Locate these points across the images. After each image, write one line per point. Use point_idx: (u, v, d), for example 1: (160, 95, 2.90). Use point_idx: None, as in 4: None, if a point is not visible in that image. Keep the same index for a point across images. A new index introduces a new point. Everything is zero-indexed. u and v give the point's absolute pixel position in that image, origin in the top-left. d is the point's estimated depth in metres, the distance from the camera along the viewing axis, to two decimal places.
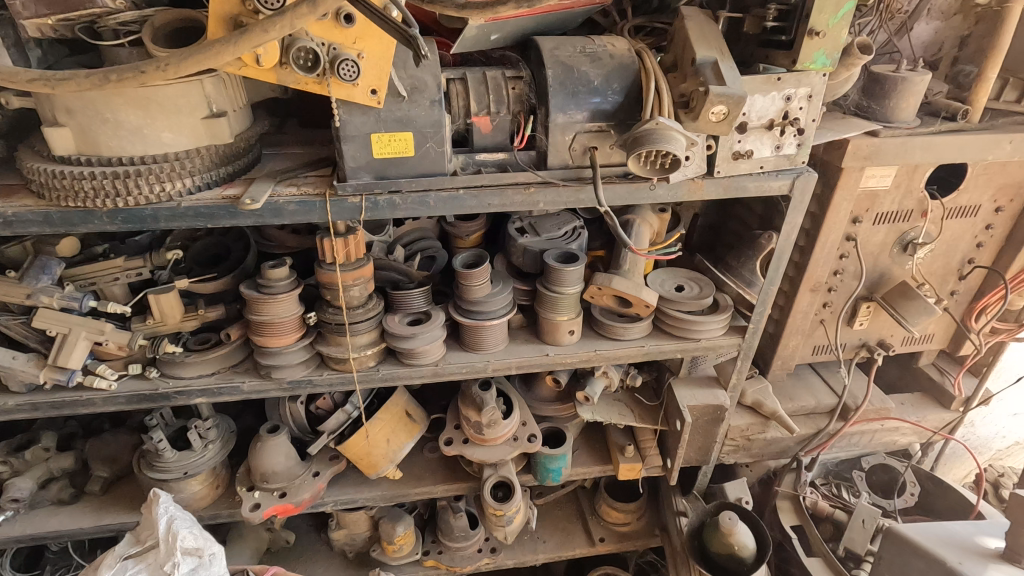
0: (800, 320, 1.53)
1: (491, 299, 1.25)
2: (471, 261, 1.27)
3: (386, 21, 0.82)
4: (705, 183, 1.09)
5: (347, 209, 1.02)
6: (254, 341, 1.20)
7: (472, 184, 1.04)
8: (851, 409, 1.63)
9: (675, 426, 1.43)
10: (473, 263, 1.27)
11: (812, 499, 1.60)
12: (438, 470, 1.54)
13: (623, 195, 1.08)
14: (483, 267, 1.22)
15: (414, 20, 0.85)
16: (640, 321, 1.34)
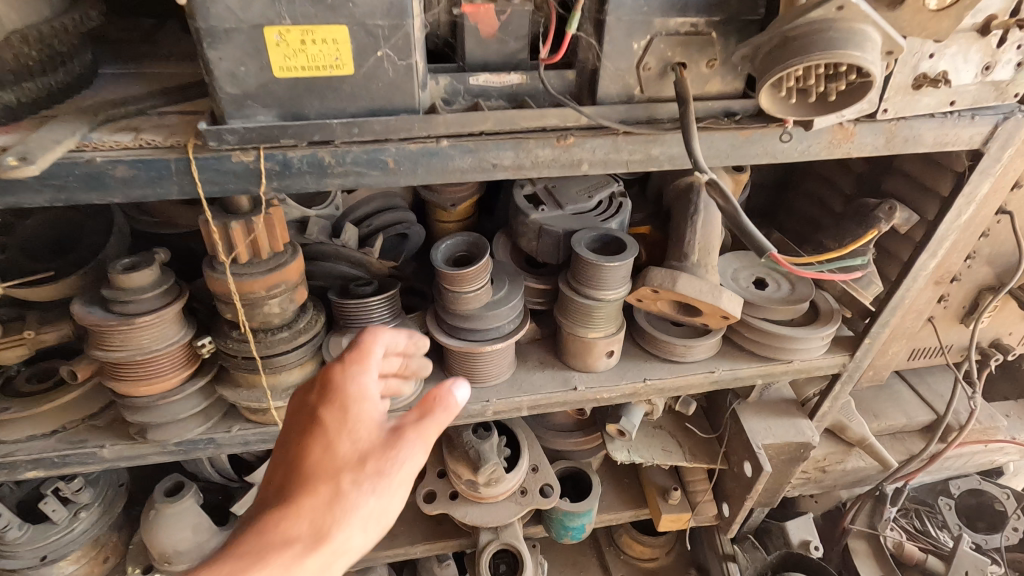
0: (910, 321, 1.12)
1: (493, 310, 0.81)
2: (459, 252, 0.81)
3: None
4: (860, 129, 0.64)
5: (234, 176, 0.55)
6: (112, 385, 0.75)
7: (466, 130, 0.58)
8: (953, 430, 1.26)
9: (743, 470, 1.04)
10: (462, 254, 0.81)
11: (897, 543, 1.25)
12: (416, 522, 1.15)
13: (725, 150, 0.63)
14: (482, 265, 0.76)
15: None
16: (709, 336, 0.92)
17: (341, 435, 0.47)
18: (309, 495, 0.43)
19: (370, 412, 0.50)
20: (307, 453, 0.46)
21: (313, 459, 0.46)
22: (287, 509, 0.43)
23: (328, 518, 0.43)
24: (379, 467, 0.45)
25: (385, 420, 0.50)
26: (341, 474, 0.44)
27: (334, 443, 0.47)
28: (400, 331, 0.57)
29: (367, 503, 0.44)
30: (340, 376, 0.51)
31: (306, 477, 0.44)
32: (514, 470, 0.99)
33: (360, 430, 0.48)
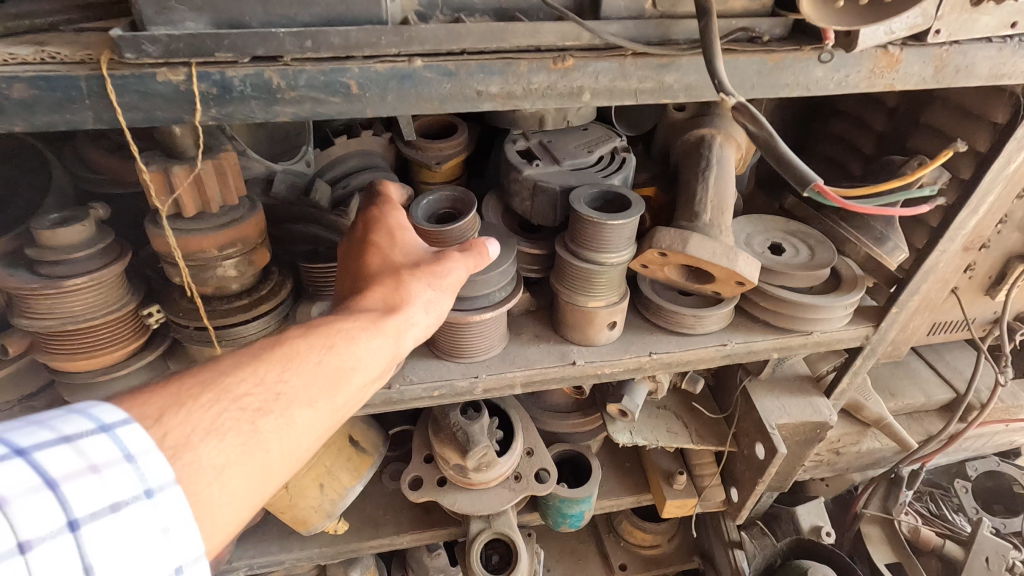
0: (935, 292, 1.04)
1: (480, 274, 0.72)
2: (444, 208, 0.72)
3: None
4: (907, 55, 0.55)
5: (161, 99, 0.45)
6: (45, 359, 0.65)
7: (444, 48, 0.48)
8: (975, 409, 1.19)
9: (755, 452, 0.96)
10: (446, 211, 0.72)
11: (914, 528, 1.18)
12: (403, 510, 1.07)
13: (750, 78, 0.53)
14: (465, 221, 0.67)
15: None
16: (721, 305, 0.83)
17: (400, 247, 0.63)
18: (389, 281, 0.59)
19: (411, 239, 0.64)
20: (382, 252, 0.62)
21: (377, 265, 0.61)
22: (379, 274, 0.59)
23: (403, 301, 0.58)
24: (438, 269, 0.60)
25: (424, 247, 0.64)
26: (410, 269, 0.60)
27: (396, 251, 0.62)
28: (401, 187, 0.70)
29: (426, 295, 0.59)
30: (381, 213, 0.65)
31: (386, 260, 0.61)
32: (508, 454, 0.91)
33: (414, 247, 0.63)
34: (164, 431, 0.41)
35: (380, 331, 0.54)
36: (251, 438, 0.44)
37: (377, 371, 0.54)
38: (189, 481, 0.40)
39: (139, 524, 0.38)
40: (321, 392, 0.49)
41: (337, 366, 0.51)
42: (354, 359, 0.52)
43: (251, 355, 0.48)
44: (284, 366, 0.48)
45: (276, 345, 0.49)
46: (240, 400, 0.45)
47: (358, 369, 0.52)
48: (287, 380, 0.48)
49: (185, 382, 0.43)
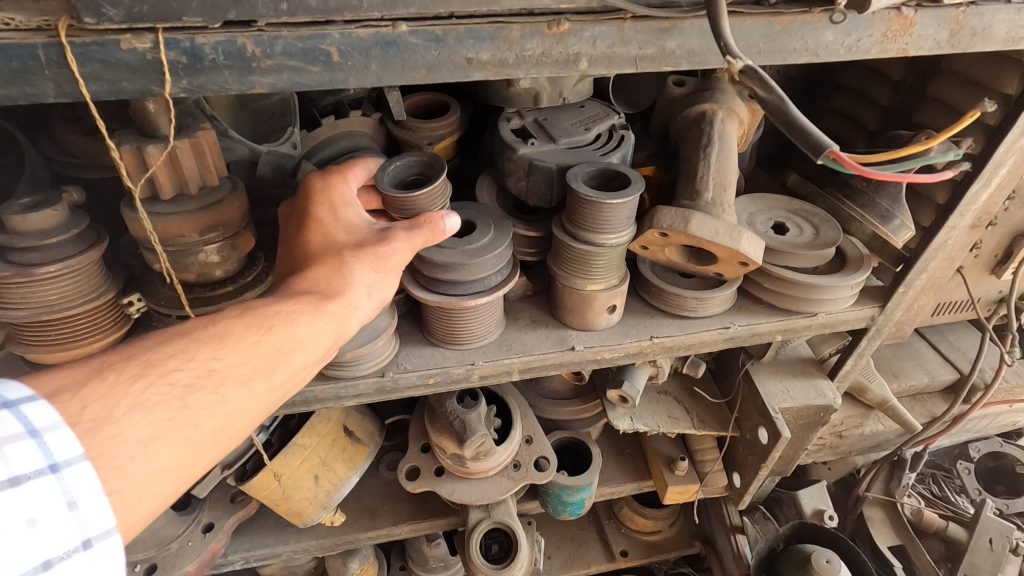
0: (941, 271, 1.01)
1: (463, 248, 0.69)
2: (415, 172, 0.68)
3: None
4: (922, 16, 0.52)
5: (127, 69, 0.42)
6: (21, 353, 0.62)
7: (430, 13, 0.45)
8: (979, 390, 1.17)
9: (759, 437, 0.94)
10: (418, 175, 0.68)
11: (917, 510, 1.17)
12: (401, 500, 1.05)
13: (756, 43, 0.50)
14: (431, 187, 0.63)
15: None
16: (723, 286, 0.81)
17: (343, 224, 0.62)
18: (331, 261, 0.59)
19: (354, 214, 0.63)
20: (324, 234, 0.61)
21: (317, 244, 0.60)
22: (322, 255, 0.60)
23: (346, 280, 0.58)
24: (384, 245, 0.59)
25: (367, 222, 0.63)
26: (353, 247, 0.60)
27: (340, 230, 0.62)
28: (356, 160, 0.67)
29: (369, 276, 0.58)
30: (325, 185, 0.64)
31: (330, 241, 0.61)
32: (505, 443, 0.89)
33: (358, 225, 0.62)
34: (82, 406, 0.41)
35: (322, 312, 0.55)
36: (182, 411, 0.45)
37: (318, 352, 0.55)
38: (108, 454, 0.40)
39: (45, 499, 0.37)
40: (255, 371, 0.50)
41: (272, 347, 0.52)
42: (293, 339, 0.53)
43: (187, 335, 0.49)
44: (217, 346, 0.49)
45: (209, 327, 0.50)
46: (170, 377, 0.45)
47: (296, 349, 0.53)
48: (219, 358, 0.49)
49: (110, 359, 0.44)
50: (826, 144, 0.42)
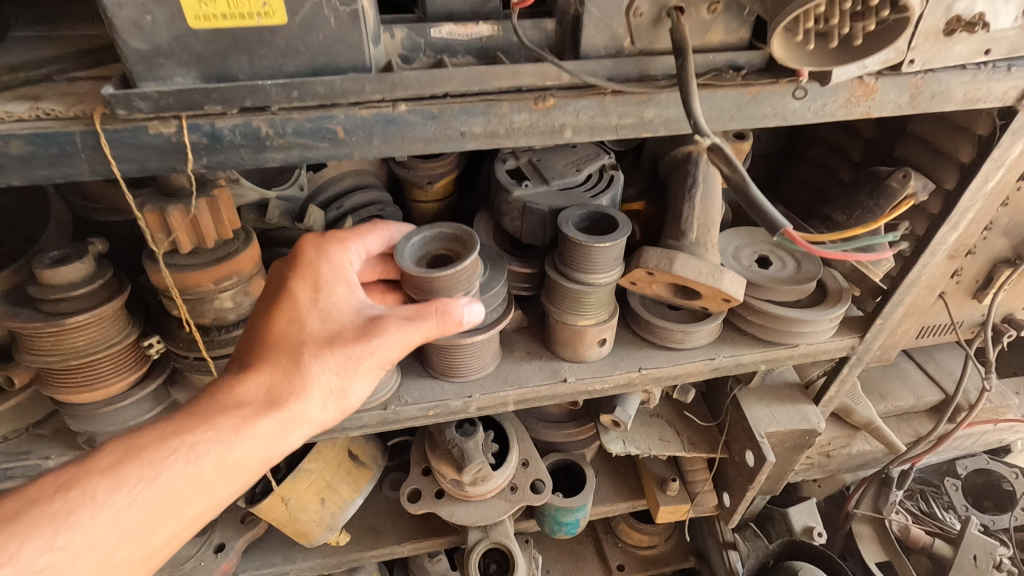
0: (922, 298, 1.05)
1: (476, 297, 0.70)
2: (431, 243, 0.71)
3: None
4: (883, 84, 0.56)
5: (153, 150, 0.47)
6: (52, 393, 0.67)
7: (427, 92, 0.49)
8: (964, 410, 1.21)
9: (746, 460, 0.98)
10: (438, 251, 0.71)
11: (904, 527, 1.21)
12: (403, 520, 1.09)
13: (727, 112, 0.55)
14: (460, 268, 0.64)
15: None
16: (709, 319, 0.85)
17: (323, 307, 0.63)
18: (289, 365, 0.60)
19: (339, 295, 0.64)
20: (290, 325, 0.61)
21: (270, 340, 0.61)
22: (282, 353, 0.60)
23: (307, 385, 0.60)
24: (355, 349, 0.60)
25: (349, 305, 0.64)
26: (316, 345, 0.60)
27: (313, 315, 0.62)
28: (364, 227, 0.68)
29: (330, 377, 0.60)
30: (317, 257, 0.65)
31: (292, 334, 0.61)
32: (502, 467, 0.93)
33: (339, 309, 0.63)
34: None
35: (221, 449, 0.56)
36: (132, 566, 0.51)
37: (215, 496, 0.56)
38: None
39: None
40: (132, 531, 0.51)
41: (229, 469, 0.56)
42: (184, 486, 0.54)
43: (62, 505, 0.50)
44: (75, 514, 0.50)
45: (65, 494, 0.50)
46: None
47: (184, 500, 0.54)
48: (75, 533, 0.49)
49: None
50: (782, 226, 0.47)
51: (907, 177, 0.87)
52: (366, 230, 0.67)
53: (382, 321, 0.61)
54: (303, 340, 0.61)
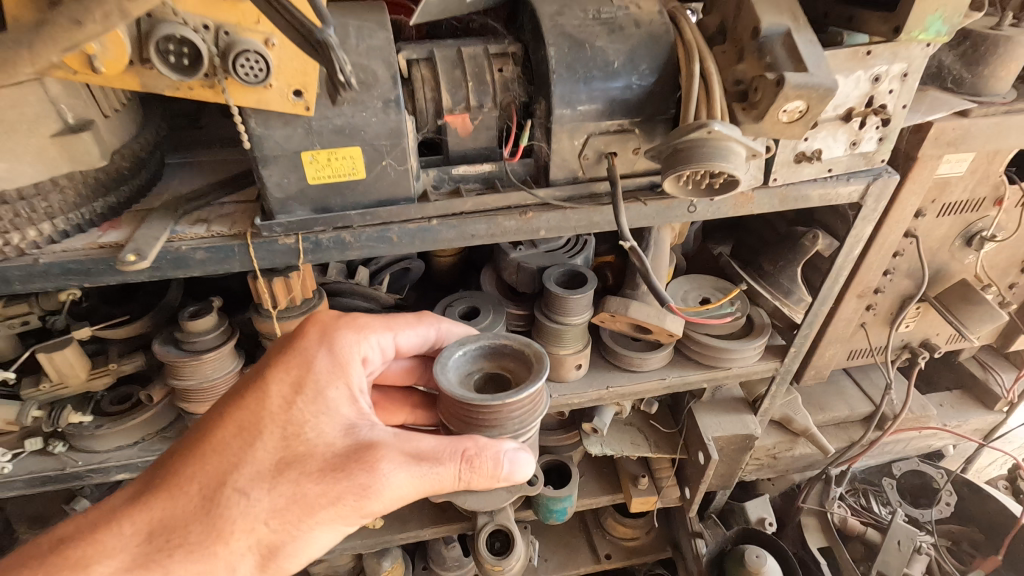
0: (841, 327, 1.30)
1: (526, 425, 0.76)
2: (501, 354, 0.81)
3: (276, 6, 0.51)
4: (757, 194, 0.83)
5: (278, 252, 0.74)
6: (182, 406, 0.95)
7: (450, 211, 0.77)
8: (889, 418, 1.45)
9: (698, 458, 1.23)
10: (504, 368, 0.80)
11: (841, 518, 1.45)
12: (425, 510, 1.35)
13: (650, 215, 0.82)
14: (513, 399, 0.71)
15: (330, 15, 0.52)
16: (661, 349, 1.11)
17: (301, 430, 0.68)
18: (220, 505, 0.63)
19: (320, 415, 0.70)
20: (248, 440, 0.67)
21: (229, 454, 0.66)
22: (228, 496, 0.64)
23: (239, 525, 0.63)
24: (312, 494, 0.64)
25: (323, 426, 0.69)
26: (273, 472, 0.65)
27: (283, 437, 0.67)
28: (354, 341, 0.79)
29: (261, 515, 0.63)
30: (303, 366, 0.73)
31: (247, 472, 0.65)
32: None
33: (316, 433, 0.68)
34: None
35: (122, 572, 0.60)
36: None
37: None
38: None
39: None
40: None
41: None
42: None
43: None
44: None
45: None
46: None
47: None
48: None
49: None
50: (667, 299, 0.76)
51: (813, 236, 1.07)
52: (396, 320, 0.83)
53: (347, 477, 0.64)
54: (252, 486, 0.65)
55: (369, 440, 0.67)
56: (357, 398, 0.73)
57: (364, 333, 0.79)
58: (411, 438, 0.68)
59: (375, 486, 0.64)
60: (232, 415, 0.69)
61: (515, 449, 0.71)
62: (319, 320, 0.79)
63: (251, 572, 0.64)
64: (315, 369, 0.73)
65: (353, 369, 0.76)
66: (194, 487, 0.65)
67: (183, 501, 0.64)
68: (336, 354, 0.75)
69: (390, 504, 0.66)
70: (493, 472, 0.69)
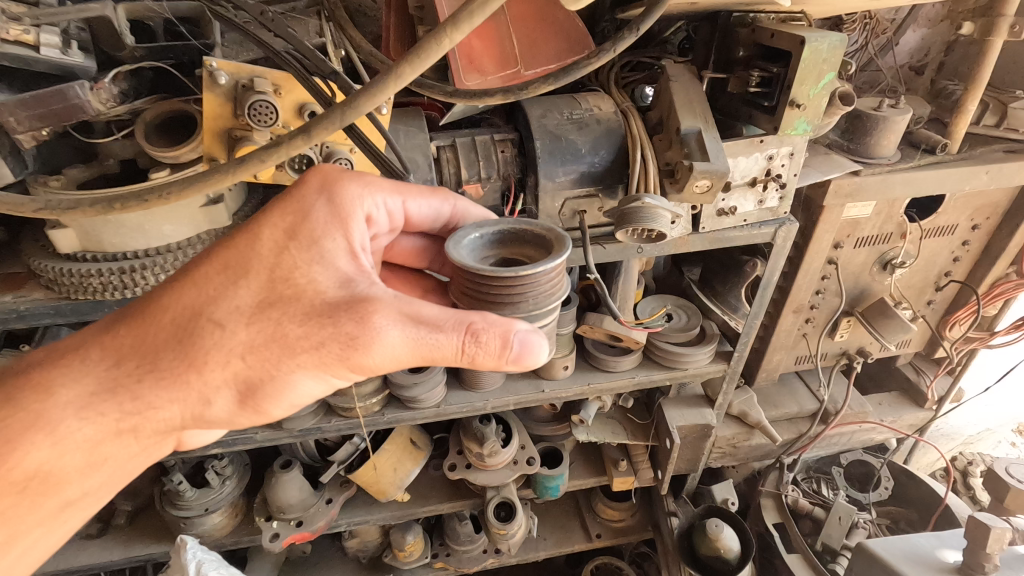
0: (783, 336, 1.60)
1: (542, 305, 0.81)
2: (520, 241, 0.89)
3: (380, 157, 0.94)
4: (690, 238, 1.14)
5: None
6: None
7: None
8: (831, 414, 1.72)
9: (665, 443, 1.51)
10: (521, 255, 0.88)
11: (793, 498, 1.71)
12: (443, 489, 1.64)
13: (612, 253, 1.14)
14: (530, 273, 0.77)
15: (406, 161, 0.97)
16: (631, 353, 1.41)
17: (306, 276, 0.81)
18: (210, 330, 0.81)
19: (317, 267, 0.82)
20: (243, 280, 0.82)
21: (227, 292, 0.82)
22: (208, 330, 0.81)
23: (225, 345, 0.81)
24: (293, 328, 0.79)
25: (320, 276, 0.82)
26: (263, 307, 0.80)
27: (276, 279, 0.82)
28: (360, 208, 0.90)
29: (244, 340, 0.81)
30: (307, 220, 0.86)
31: (227, 312, 0.81)
32: (508, 447, 1.47)
33: (316, 280, 0.81)
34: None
35: (141, 382, 0.82)
36: (12, 495, 0.80)
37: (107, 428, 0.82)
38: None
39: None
40: (65, 428, 0.81)
41: (104, 427, 0.82)
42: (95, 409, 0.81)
43: (45, 392, 0.81)
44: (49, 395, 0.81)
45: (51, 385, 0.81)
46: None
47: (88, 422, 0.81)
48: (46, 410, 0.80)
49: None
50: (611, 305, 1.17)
51: (754, 263, 1.37)
52: (408, 188, 0.95)
53: (337, 317, 0.77)
54: (231, 326, 0.81)
55: (368, 295, 0.78)
56: (352, 255, 0.85)
57: (367, 192, 0.91)
58: (412, 303, 0.77)
59: (364, 336, 0.75)
60: (222, 257, 0.84)
61: (526, 330, 0.77)
62: (325, 175, 0.90)
63: (230, 394, 0.84)
64: (311, 224, 0.86)
65: (352, 226, 0.88)
66: (180, 321, 0.83)
67: (163, 334, 0.83)
68: (336, 207, 0.88)
69: (387, 362, 0.77)
70: (498, 350, 0.76)
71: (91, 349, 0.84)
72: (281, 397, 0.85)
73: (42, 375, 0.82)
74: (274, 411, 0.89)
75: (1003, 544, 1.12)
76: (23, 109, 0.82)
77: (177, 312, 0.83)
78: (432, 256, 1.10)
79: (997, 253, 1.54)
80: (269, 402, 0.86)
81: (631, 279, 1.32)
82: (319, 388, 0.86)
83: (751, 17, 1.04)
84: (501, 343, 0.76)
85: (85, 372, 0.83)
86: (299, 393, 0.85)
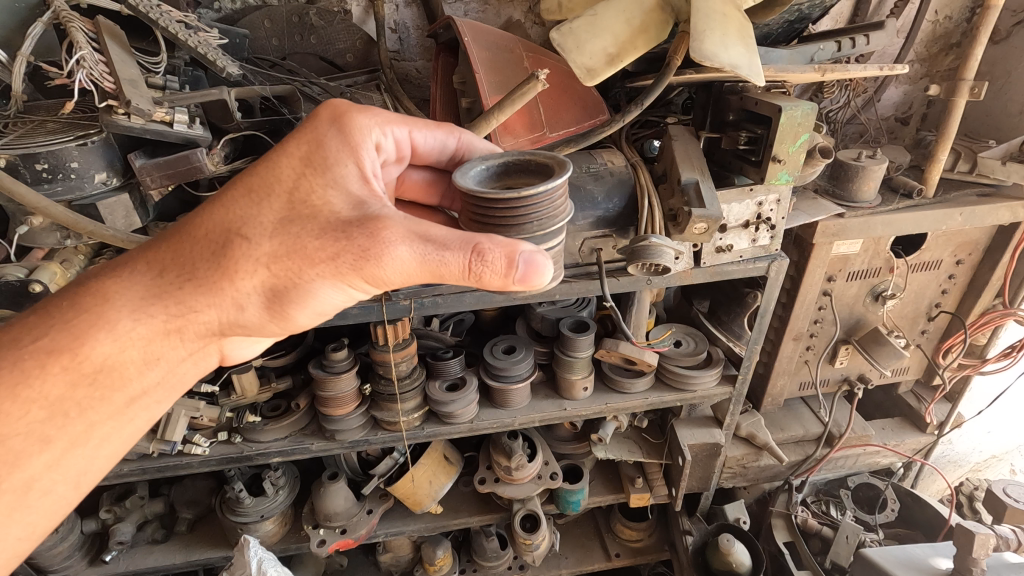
0: (785, 362, 1.74)
1: (545, 227, 0.88)
2: (525, 171, 0.97)
3: None
4: (693, 272, 1.31)
5: (399, 308, 1.25)
6: (321, 411, 1.44)
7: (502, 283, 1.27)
8: (835, 437, 1.82)
9: (677, 461, 1.64)
10: (526, 183, 0.96)
11: (802, 518, 1.80)
12: (472, 503, 1.79)
13: (624, 285, 1.31)
14: (530, 193, 0.83)
15: None
16: (644, 375, 1.56)
17: (320, 197, 0.87)
18: (233, 246, 0.85)
19: (329, 188, 0.88)
20: (264, 198, 0.87)
21: (249, 210, 0.87)
22: (236, 241, 0.85)
23: (246, 259, 0.84)
24: (311, 242, 0.83)
25: (332, 194, 0.88)
26: (280, 224, 0.85)
27: (294, 198, 0.87)
28: (371, 136, 0.98)
29: (264, 253, 0.84)
30: (322, 144, 0.93)
31: (252, 227, 0.85)
32: (534, 461, 1.61)
33: (331, 202, 0.87)
34: (31, 337, 0.80)
35: (179, 290, 0.85)
36: (83, 388, 0.82)
37: (150, 332, 0.85)
38: (24, 381, 0.78)
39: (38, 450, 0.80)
40: (109, 331, 0.82)
41: (154, 326, 0.85)
42: (136, 312, 0.84)
43: (93, 300, 0.83)
44: (96, 301, 0.83)
45: (97, 291, 0.84)
46: (56, 333, 0.81)
47: (130, 326, 0.84)
48: (98, 315, 0.82)
49: (50, 308, 0.83)
50: (625, 330, 1.34)
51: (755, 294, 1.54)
52: (414, 121, 1.04)
53: (352, 231, 0.81)
54: (256, 237, 0.85)
55: (377, 214, 0.83)
56: (363, 180, 0.91)
57: (375, 124, 0.99)
58: (422, 226, 0.80)
59: (374, 249, 0.79)
60: (246, 183, 0.89)
61: (531, 252, 0.80)
62: (335, 110, 0.98)
63: (254, 302, 0.87)
64: (325, 151, 0.92)
65: (363, 153, 0.95)
66: (209, 237, 0.86)
67: (199, 247, 0.87)
68: (347, 137, 0.95)
69: (397, 276, 0.81)
70: (503, 271, 0.80)
71: (135, 260, 0.87)
72: (306, 304, 0.88)
73: (98, 285, 0.84)
74: (300, 319, 0.92)
75: (988, 549, 1.23)
76: (157, 170, 1.03)
77: (209, 228, 0.87)
78: (442, 191, 1.19)
79: (981, 286, 1.68)
80: (295, 309, 0.89)
81: (643, 309, 1.49)
82: (340, 298, 0.90)
83: (740, 87, 1.25)
84: (507, 263, 0.80)
85: (131, 281, 0.85)
86: (322, 302, 0.89)
